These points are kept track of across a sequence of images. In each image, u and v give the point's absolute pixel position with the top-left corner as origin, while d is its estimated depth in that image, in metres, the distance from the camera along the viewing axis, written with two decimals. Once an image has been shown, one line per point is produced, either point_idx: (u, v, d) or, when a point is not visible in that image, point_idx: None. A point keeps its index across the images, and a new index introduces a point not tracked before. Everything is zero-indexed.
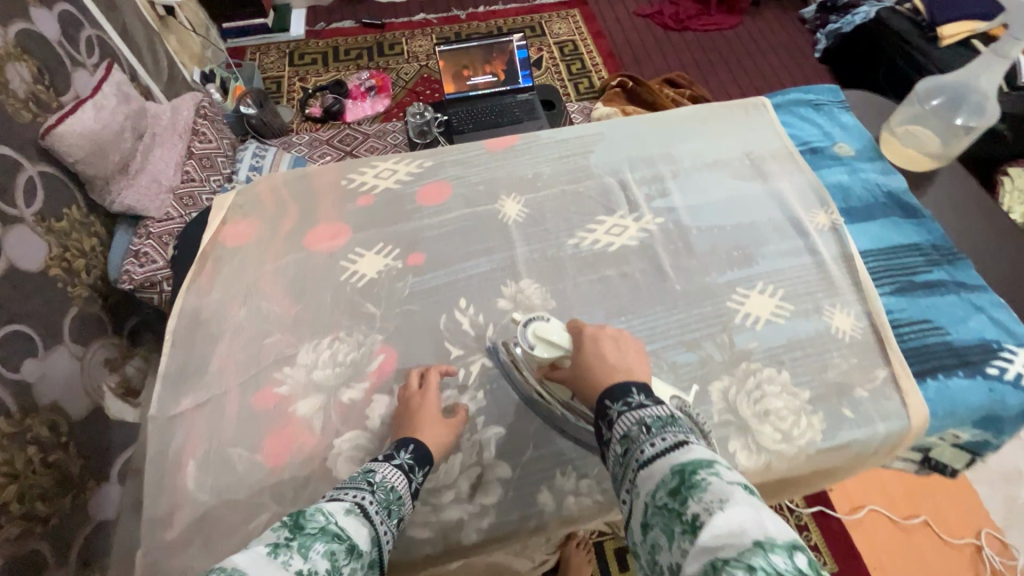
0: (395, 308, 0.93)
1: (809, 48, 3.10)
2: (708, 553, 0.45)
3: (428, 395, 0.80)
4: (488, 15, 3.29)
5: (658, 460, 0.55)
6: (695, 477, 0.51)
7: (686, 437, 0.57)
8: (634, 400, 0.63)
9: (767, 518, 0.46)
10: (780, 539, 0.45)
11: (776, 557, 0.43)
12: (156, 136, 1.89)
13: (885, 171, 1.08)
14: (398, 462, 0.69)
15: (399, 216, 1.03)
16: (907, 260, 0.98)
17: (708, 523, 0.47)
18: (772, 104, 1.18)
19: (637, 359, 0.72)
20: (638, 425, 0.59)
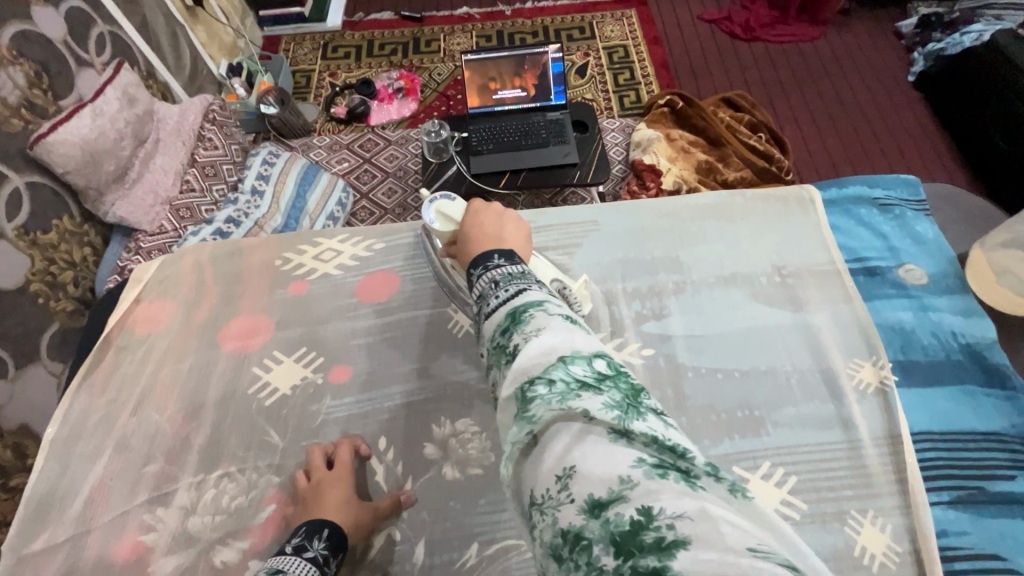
0: (302, 440, 0.77)
1: (902, 69, 2.66)
2: (519, 376, 0.40)
3: (332, 503, 0.68)
4: (536, 11, 3.03)
5: (499, 309, 0.48)
6: (521, 313, 0.45)
7: (531, 285, 0.50)
8: (493, 264, 0.55)
9: (577, 335, 0.41)
10: (584, 350, 0.40)
11: (576, 367, 0.38)
12: (159, 142, 1.54)
13: (967, 312, 0.81)
14: (309, 555, 0.62)
15: (333, 315, 0.86)
16: (980, 455, 0.72)
17: (523, 350, 0.41)
18: (822, 198, 0.92)
19: (518, 232, 0.67)
20: (489, 285, 0.52)
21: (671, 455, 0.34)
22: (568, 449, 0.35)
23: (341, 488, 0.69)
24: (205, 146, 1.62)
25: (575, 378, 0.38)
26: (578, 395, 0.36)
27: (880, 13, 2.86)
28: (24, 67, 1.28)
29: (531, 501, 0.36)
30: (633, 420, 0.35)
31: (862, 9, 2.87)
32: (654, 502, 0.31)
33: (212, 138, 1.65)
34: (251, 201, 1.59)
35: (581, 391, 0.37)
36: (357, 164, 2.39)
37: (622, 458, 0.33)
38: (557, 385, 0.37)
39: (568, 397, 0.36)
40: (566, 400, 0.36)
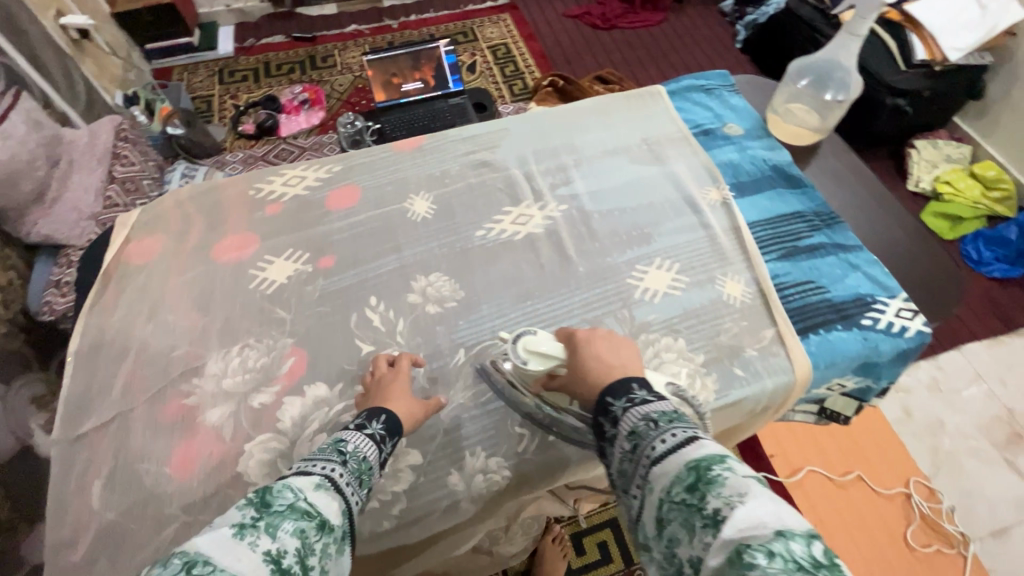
0: (306, 311, 0.94)
1: (731, 39, 3.26)
2: (732, 545, 0.49)
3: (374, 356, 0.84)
4: (421, 23, 3.33)
5: (669, 456, 0.59)
6: (709, 472, 0.55)
7: (692, 430, 0.61)
8: (636, 398, 0.67)
9: (784, 511, 0.50)
10: (799, 528, 0.49)
11: (796, 544, 0.47)
12: (72, 162, 1.61)
13: (772, 147, 1.15)
14: (370, 432, 0.71)
15: (310, 222, 1.04)
16: (793, 227, 1.05)
17: (729, 517, 0.50)
18: (667, 91, 1.25)
19: (630, 356, 0.76)
20: (645, 423, 0.63)
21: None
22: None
23: (399, 382, 0.81)
24: (121, 164, 1.68)
25: (795, 558, 0.46)
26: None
27: None
28: None
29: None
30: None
31: None
32: None
33: (127, 156, 1.71)
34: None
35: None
36: None
37: None
38: (780, 560, 0.46)
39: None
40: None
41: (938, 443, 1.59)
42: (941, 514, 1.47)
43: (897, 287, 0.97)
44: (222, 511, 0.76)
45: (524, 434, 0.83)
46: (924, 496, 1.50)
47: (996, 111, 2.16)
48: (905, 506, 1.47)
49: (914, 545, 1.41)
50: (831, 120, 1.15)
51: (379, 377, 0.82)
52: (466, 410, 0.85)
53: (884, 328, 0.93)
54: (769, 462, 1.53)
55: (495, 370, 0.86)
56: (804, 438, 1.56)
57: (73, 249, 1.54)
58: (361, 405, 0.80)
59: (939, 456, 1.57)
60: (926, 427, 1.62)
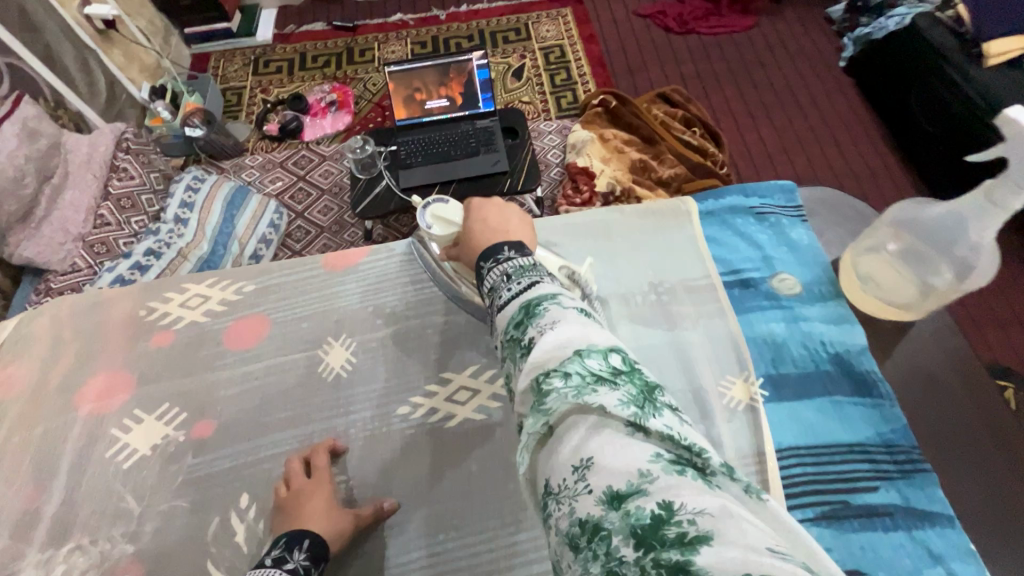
0: (160, 504, 0.73)
1: (834, 55, 2.69)
2: (536, 370, 0.41)
3: (314, 495, 0.69)
4: (470, 15, 3.00)
5: (511, 304, 0.49)
6: (536, 309, 0.46)
7: (543, 277, 0.51)
8: (503, 256, 0.55)
9: (593, 330, 0.43)
10: (600, 344, 0.41)
11: (592, 360, 0.40)
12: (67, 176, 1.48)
13: (839, 321, 0.80)
14: (290, 566, 0.63)
15: (199, 365, 0.83)
16: (847, 468, 0.71)
17: (540, 344, 0.42)
18: (701, 209, 0.92)
19: (522, 228, 0.66)
20: (501, 278, 0.53)
21: (688, 451, 0.35)
22: (585, 440, 0.36)
23: (321, 496, 0.69)
24: (119, 177, 1.55)
25: (592, 373, 0.39)
26: (595, 389, 0.37)
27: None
28: None
29: (548, 490, 0.37)
30: (648, 414, 0.36)
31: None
32: (673, 497, 0.32)
33: (127, 168, 1.58)
34: (174, 230, 1.56)
35: (597, 386, 0.38)
36: (291, 183, 2.35)
37: (638, 452, 0.34)
38: (574, 377, 0.38)
39: (585, 393, 0.37)
40: (584, 393, 0.37)
41: None
42: None
43: None
44: None
45: None
46: None
47: None
48: None
49: None
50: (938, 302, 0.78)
51: (295, 492, 0.70)
52: None
53: None
54: None
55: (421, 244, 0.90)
56: None
57: (57, 274, 1.42)
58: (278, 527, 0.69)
59: None
60: None
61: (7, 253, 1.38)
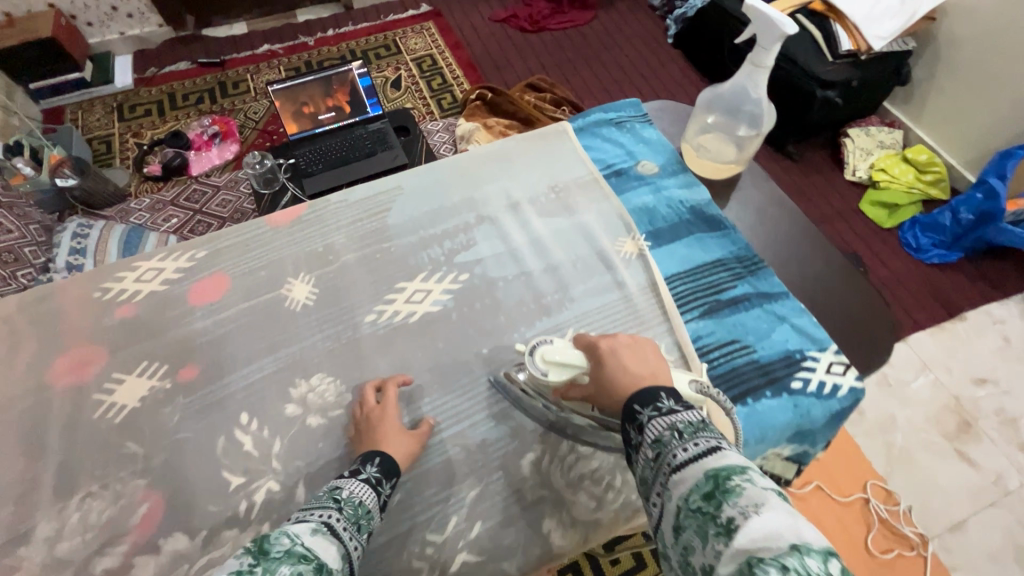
0: (163, 440, 0.80)
1: (662, 34, 3.19)
2: (745, 555, 0.44)
3: (388, 415, 0.79)
4: (339, 38, 3.14)
5: (690, 466, 0.53)
6: (728, 483, 0.49)
7: (720, 441, 0.55)
8: (664, 405, 0.60)
9: (802, 527, 0.45)
10: (815, 544, 0.43)
11: (812, 561, 0.42)
12: None
13: (689, 185, 1.07)
14: (365, 477, 0.68)
15: (169, 325, 0.89)
16: (713, 278, 0.96)
17: (744, 527, 0.45)
18: (575, 128, 1.15)
19: (657, 363, 0.69)
20: (669, 431, 0.57)
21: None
22: None
23: (389, 420, 0.78)
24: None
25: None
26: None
27: None
28: None
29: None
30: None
31: None
32: None
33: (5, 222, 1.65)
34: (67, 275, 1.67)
35: None
36: (188, 218, 2.33)
37: None
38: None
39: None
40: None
41: (891, 441, 1.56)
42: (899, 516, 1.43)
43: (827, 339, 0.90)
44: None
45: (423, 568, 0.72)
46: (881, 498, 1.46)
47: (922, 95, 2.17)
48: (864, 511, 1.43)
49: (874, 551, 1.37)
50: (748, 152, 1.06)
51: (369, 413, 0.79)
52: None
53: (815, 390, 0.85)
54: None
55: (510, 379, 0.85)
56: None
57: None
58: (355, 445, 0.78)
59: (892, 454, 1.54)
60: (877, 425, 1.59)
61: None
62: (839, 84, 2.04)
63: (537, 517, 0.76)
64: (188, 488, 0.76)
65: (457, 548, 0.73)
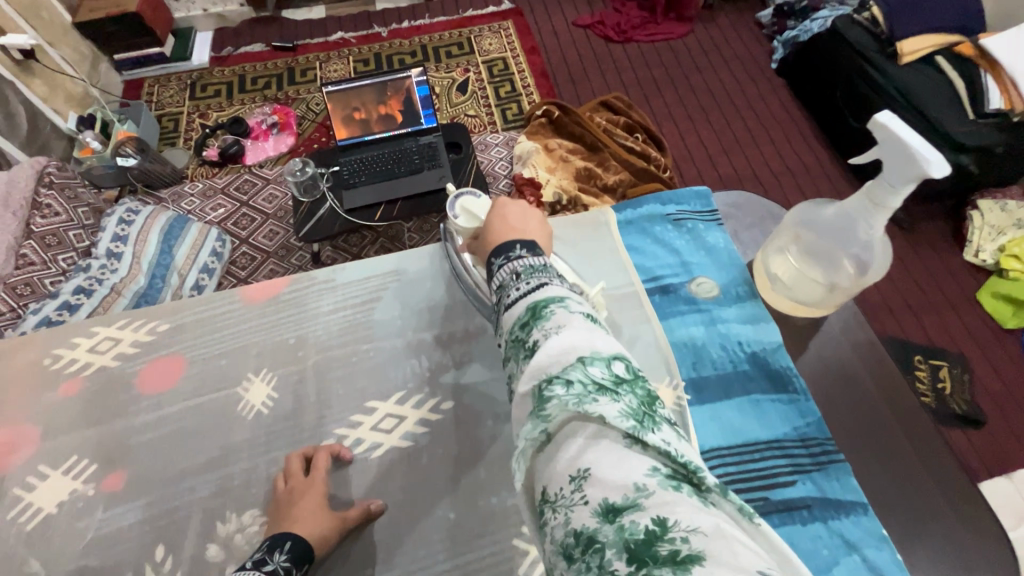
0: (68, 564, 0.69)
1: (765, 57, 2.81)
2: (540, 373, 0.45)
3: (309, 492, 0.70)
4: (412, 31, 3.00)
5: (518, 303, 0.52)
6: (541, 310, 0.50)
7: (551, 280, 0.54)
8: (514, 255, 0.57)
9: (596, 337, 0.46)
10: (603, 352, 0.45)
11: (594, 369, 0.43)
12: None
13: (755, 320, 0.83)
14: (270, 568, 0.63)
15: (110, 414, 0.79)
16: (765, 465, 0.73)
17: (544, 348, 0.46)
18: (620, 219, 0.93)
19: (539, 228, 0.66)
20: (510, 276, 0.56)
21: (683, 466, 0.38)
22: (583, 449, 0.40)
23: (313, 495, 0.69)
24: (42, 214, 1.50)
25: (592, 383, 0.42)
26: (593, 400, 0.40)
27: (741, 5, 3.02)
28: None
29: (547, 496, 0.41)
30: (644, 430, 0.39)
31: (724, 4, 3.02)
32: (668, 513, 0.35)
33: (49, 204, 1.53)
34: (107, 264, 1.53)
35: (598, 396, 0.41)
36: (234, 209, 2.30)
37: (635, 464, 0.38)
38: (576, 386, 0.42)
39: (587, 399, 0.41)
40: (583, 402, 0.40)
41: None
42: None
43: None
44: None
45: None
46: None
47: None
48: None
49: None
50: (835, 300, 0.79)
51: (291, 489, 0.71)
52: None
53: None
54: None
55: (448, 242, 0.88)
56: None
57: None
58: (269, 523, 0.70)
59: None
60: None
61: None
62: (976, 148, 1.69)
63: None
64: None
65: None
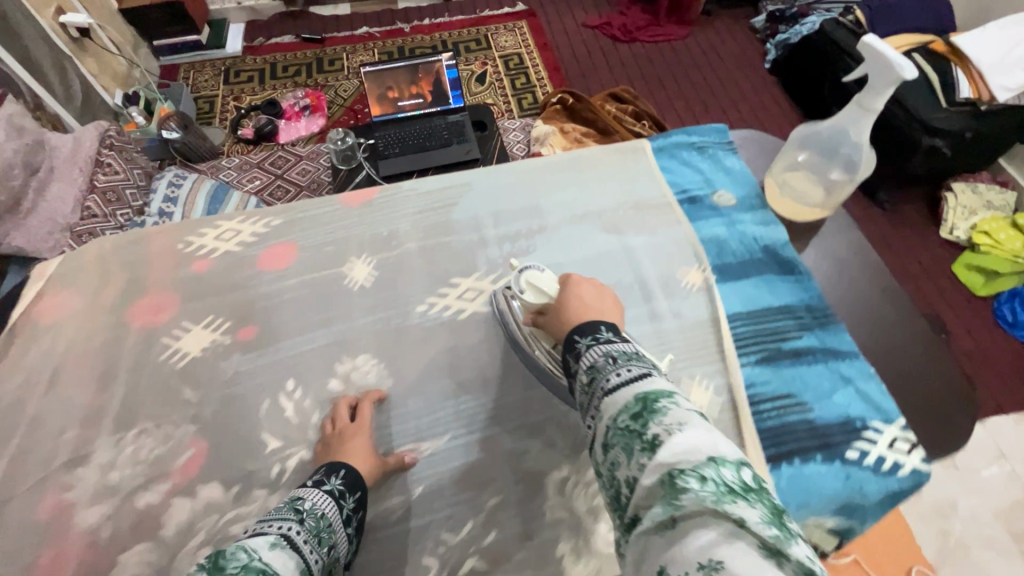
0: (216, 392, 0.85)
1: (760, 58, 3.06)
2: (664, 466, 0.45)
3: (358, 435, 0.78)
4: (433, 27, 3.22)
5: (620, 389, 0.54)
6: (654, 403, 0.50)
7: (649, 369, 0.56)
8: (602, 336, 0.62)
9: (720, 440, 0.46)
10: (730, 456, 0.45)
11: (726, 470, 0.43)
12: (53, 170, 1.52)
13: (766, 222, 1.01)
14: (328, 488, 0.68)
15: (237, 285, 0.95)
16: (777, 324, 0.91)
17: (667, 442, 0.46)
18: (653, 147, 1.12)
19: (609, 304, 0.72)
20: (605, 358, 0.58)
21: None
22: (713, 542, 0.39)
23: (363, 438, 0.77)
24: (103, 172, 1.58)
25: (725, 483, 0.42)
26: (731, 502, 0.40)
27: (736, 12, 3.28)
28: None
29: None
30: (787, 542, 0.38)
31: (721, 10, 3.27)
32: None
33: (111, 163, 1.62)
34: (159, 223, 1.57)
35: (735, 499, 0.41)
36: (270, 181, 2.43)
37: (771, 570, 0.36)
38: (711, 484, 0.42)
39: (723, 501, 0.40)
40: (721, 502, 0.40)
41: (948, 528, 1.43)
42: None
43: (895, 412, 0.82)
44: None
45: (434, 564, 0.73)
46: None
47: None
48: None
49: None
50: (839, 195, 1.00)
51: (340, 431, 0.79)
52: (374, 526, 0.75)
53: (872, 465, 0.78)
54: None
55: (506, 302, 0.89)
56: None
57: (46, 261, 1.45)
58: (321, 458, 0.77)
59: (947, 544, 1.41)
60: (933, 509, 1.46)
61: None
62: (947, 133, 1.86)
63: (551, 538, 0.74)
64: (231, 437, 0.81)
65: (469, 552, 0.73)
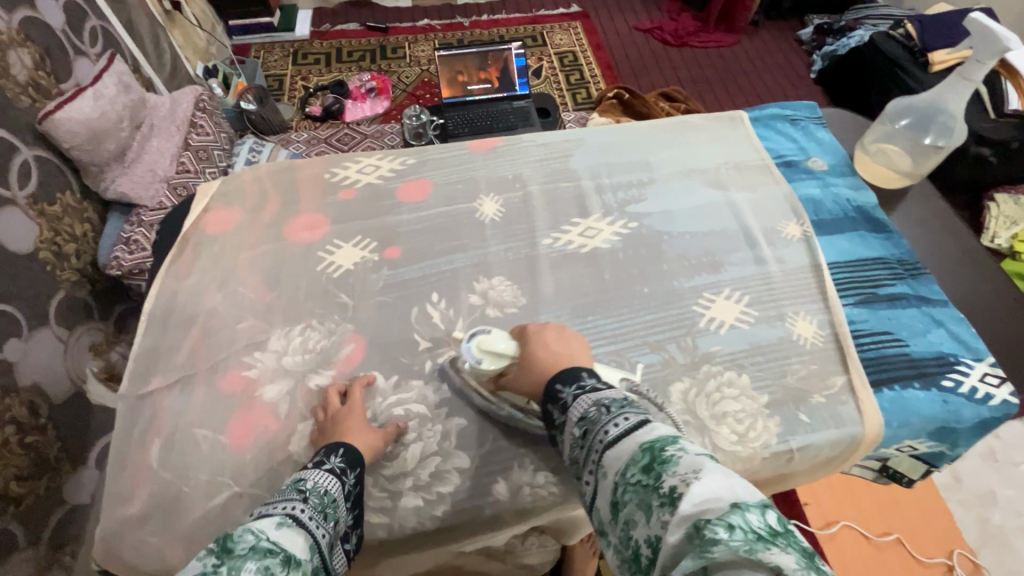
0: (369, 299, 0.94)
1: (806, 69, 3.15)
2: (689, 519, 0.44)
3: (353, 414, 0.78)
4: (491, 23, 3.35)
5: (623, 439, 0.54)
6: (662, 452, 0.51)
7: (643, 413, 0.58)
8: (586, 383, 0.64)
9: (737, 483, 0.46)
10: (751, 500, 0.44)
11: (752, 515, 0.43)
12: (154, 126, 1.52)
13: (857, 187, 1.11)
14: (328, 467, 0.66)
15: (379, 212, 1.05)
16: (873, 273, 1.00)
17: (687, 494, 0.46)
18: (749, 117, 1.22)
19: (578, 348, 0.76)
20: (597, 407, 0.60)
21: None
22: None
23: (355, 418, 0.78)
24: (197, 133, 1.59)
25: (753, 530, 0.41)
26: (763, 548, 0.39)
27: (783, 24, 3.39)
28: (31, 51, 1.27)
29: None
30: None
31: (768, 22, 3.38)
32: None
33: (203, 124, 1.62)
34: None
35: (766, 544, 0.40)
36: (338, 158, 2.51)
37: None
38: (739, 532, 0.41)
39: (754, 548, 0.39)
40: (753, 550, 0.39)
41: (986, 517, 1.43)
42: None
43: (984, 351, 0.91)
44: (270, 488, 0.76)
45: None
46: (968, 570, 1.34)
47: None
48: None
49: None
50: (926, 162, 1.11)
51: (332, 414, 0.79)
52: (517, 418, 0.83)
53: (967, 393, 0.87)
54: (802, 511, 1.38)
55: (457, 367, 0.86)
56: (839, 489, 1.41)
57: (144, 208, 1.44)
58: (318, 442, 0.77)
59: (988, 531, 1.41)
60: (975, 498, 1.46)
61: (101, 188, 1.39)
62: (994, 142, 1.94)
63: None
64: (387, 334, 0.91)
65: None
